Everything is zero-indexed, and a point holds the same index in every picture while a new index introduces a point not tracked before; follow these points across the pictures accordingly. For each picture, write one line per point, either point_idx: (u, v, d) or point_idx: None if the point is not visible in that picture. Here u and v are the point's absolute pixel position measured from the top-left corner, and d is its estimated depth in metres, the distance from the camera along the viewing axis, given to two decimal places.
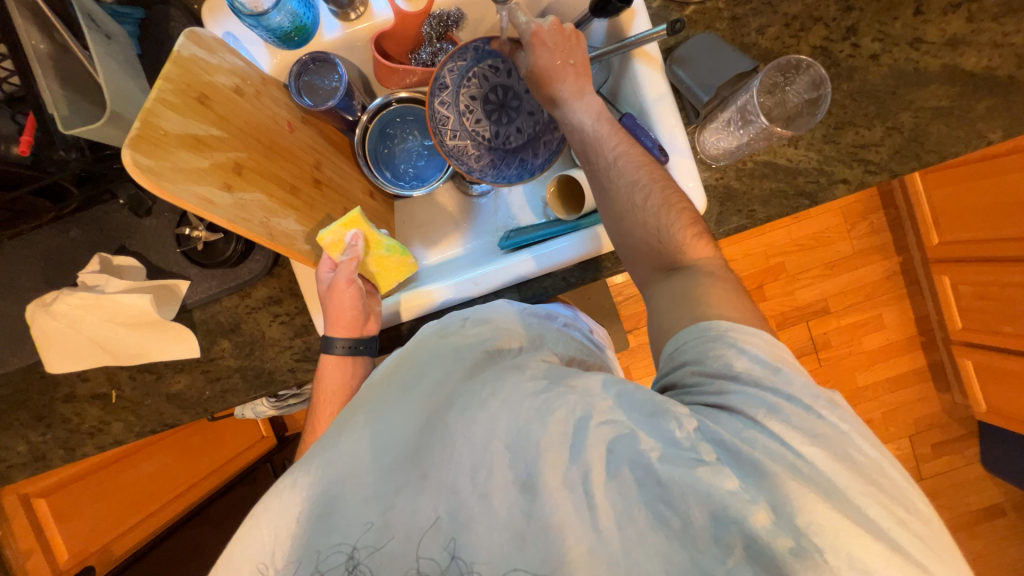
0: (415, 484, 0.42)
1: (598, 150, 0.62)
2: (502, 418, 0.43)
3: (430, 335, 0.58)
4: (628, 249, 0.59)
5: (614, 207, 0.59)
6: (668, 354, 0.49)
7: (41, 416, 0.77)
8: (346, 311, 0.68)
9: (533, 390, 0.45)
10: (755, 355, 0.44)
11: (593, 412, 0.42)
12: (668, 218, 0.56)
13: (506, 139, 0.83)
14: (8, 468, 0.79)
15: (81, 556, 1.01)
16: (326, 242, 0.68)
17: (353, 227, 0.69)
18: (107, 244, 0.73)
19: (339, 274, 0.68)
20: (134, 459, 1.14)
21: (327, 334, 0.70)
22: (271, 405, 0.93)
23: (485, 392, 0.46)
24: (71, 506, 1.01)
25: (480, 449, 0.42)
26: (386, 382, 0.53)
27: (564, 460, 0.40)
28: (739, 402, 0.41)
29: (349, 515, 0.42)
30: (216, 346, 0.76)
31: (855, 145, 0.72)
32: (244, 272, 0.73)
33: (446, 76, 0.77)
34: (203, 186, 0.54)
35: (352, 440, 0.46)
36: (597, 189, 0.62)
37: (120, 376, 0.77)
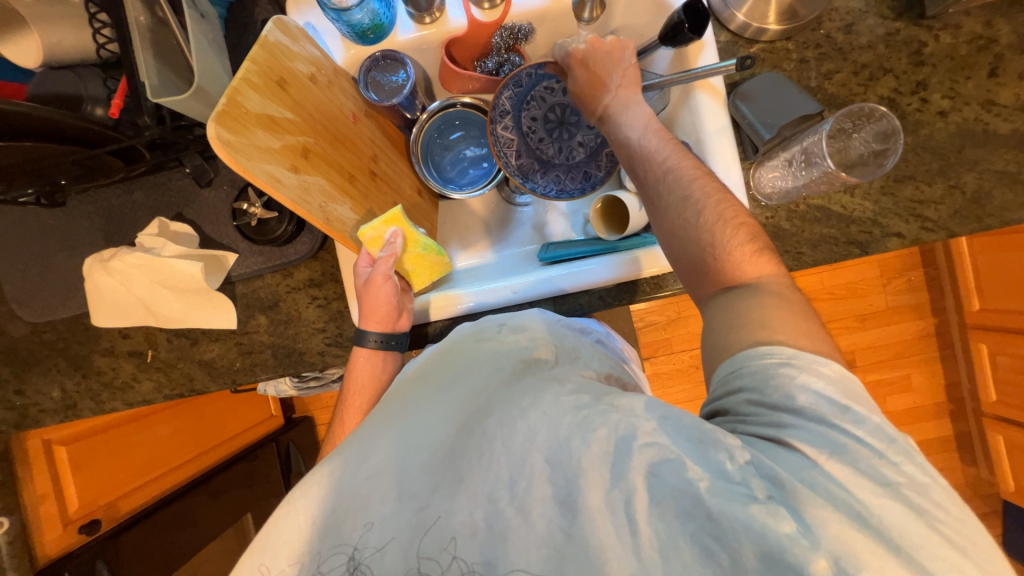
0: (450, 486, 0.42)
1: (649, 160, 0.61)
2: (541, 430, 0.43)
3: (467, 338, 0.59)
4: (685, 267, 0.59)
5: (664, 223, 0.59)
6: (723, 376, 0.48)
7: (79, 365, 0.80)
8: (381, 305, 0.69)
9: (575, 405, 0.45)
10: (822, 390, 0.43)
11: (637, 431, 0.41)
12: (724, 234, 0.55)
13: (571, 154, 0.82)
14: (39, 412, 0.81)
15: (88, 509, 1.01)
16: (367, 238, 0.69)
17: (393, 224, 0.70)
18: (167, 209, 0.76)
19: (377, 269, 0.69)
20: (147, 423, 1.16)
21: (361, 326, 0.71)
22: (293, 385, 0.95)
23: (525, 401, 0.46)
24: (86, 459, 1.02)
25: (518, 458, 0.43)
26: (427, 379, 0.54)
27: (606, 481, 0.40)
28: (800, 439, 0.41)
29: (382, 509, 0.42)
30: (253, 320, 0.78)
31: (913, 200, 0.71)
32: (290, 252, 0.75)
33: (504, 102, 0.80)
34: (274, 165, 0.56)
35: (384, 436, 0.47)
36: (645, 201, 0.62)
37: (157, 337, 0.79)
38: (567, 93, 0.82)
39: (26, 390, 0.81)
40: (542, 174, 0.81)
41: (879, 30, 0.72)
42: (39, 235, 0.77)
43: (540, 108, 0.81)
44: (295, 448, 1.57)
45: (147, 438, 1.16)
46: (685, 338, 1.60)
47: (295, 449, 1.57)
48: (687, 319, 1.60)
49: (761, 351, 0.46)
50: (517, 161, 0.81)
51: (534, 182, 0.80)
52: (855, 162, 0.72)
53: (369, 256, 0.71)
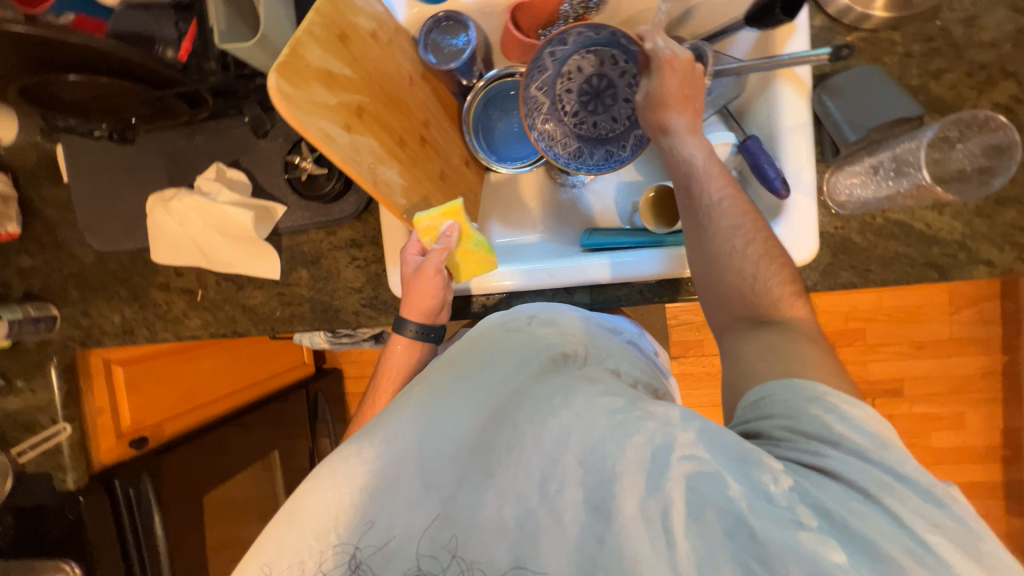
0: (480, 478, 0.43)
1: (703, 185, 0.58)
2: (575, 430, 0.43)
3: (495, 327, 0.58)
4: (715, 291, 0.57)
5: (709, 248, 0.57)
6: (752, 403, 0.47)
7: (137, 296, 0.86)
8: (427, 298, 0.69)
9: (609, 409, 0.44)
10: (861, 424, 0.41)
11: (674, 447, 0.40)
12: (766, 269, 0.56)
13: (579, 126, 0.79)
14: (102, 333, 0.88)
15: (138, 427, 1.09)
16: (423, 227, 0.68)
17: (451, 217, 0.68)
18: (224, 156, 0.78)
19: (429, 261, 0.68)
20: (194, 355, 1.25)
21: (402, 314, 0.71)
22: (327, 338, 0.98)
23: (556, 400, 0.46)
24: (138, 380, 1.10)
25: (550, 459, 0.43)
26: (451, 363, 0.53)
27: (642, 489, 0.39)
28: (844, 470, 0.39)
29: (412, 495, 0.43)
30: (295, 274, 0.80)
31: (1013, 226, 0.64)
32: (335, 210, 0.76)
33: (572, 34, 0.73)
34: (328, 122, 0.55)
35: (410, 420, 0.47)
36: (688, 224, 0.60)
37: (207, 278, 0.83)
38: (626, 76, 0.78)
39: (92, 312, 0.88)
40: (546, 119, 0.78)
41: (1009, 26, 0.63)
42: (111, 169, 0.82)
43: (591, 65, 0.77)
44: (323, 397, 1.68)
45: (193, 368, 1.25)
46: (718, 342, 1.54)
47: (322, 398, 1.67)
48: None
49: (795, 388, 0.45)
50: (532, 98, 0.77)
51: (533, 122, 0.77)
52: (957, 175, 0.64)
53: (420, 246, 0.70)
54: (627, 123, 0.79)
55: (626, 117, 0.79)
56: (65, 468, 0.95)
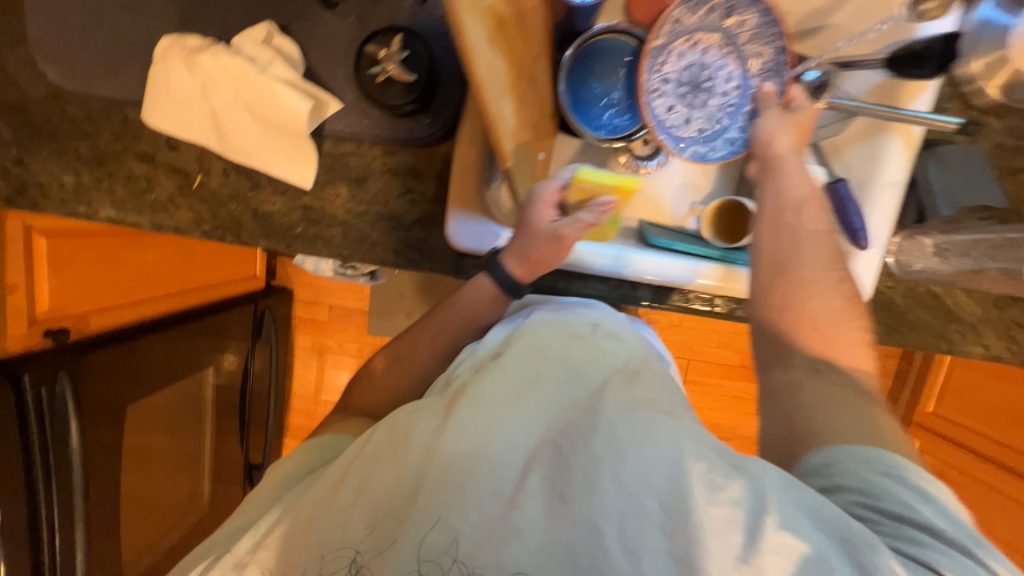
0: (553, 502, 0.44)
1: (800, 214, 0.55)
2: (654, 467, 0.43)
3: (560, 330, 0.61)
4: (783, 326, 0.54)
5: (794, 278, 0.54)
6: (814, 467, 0.46)
7: (104, 160, 0.66)
8: (538, 257, 0.61)
9: (695, 453, 0.44)
10: (941, 505, 0.42)
11: (767, 515, 0.39)
12: (850, 316, 0.53)
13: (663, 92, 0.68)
14: (40, 196, 0.67)
15: (58, 313, 0.88)
16: (582, 184, 0.59)
17: (616, 189, 0.59)
18: (271, 15, 0.62)
19: (565, 226, 0.59)
20: (134, 242, 1.04)
21: (499, 255, 0.64)
22: (333, 266, 0.86)
23: (638, 432, 0.46)
24: (66, 257, 0.89)
25: (626, 494, 0.42)
26: (518, 368, 0.55)
27: (735, 553, 0.38)
28: (945, 563, 0.39)
29: (476, 499, 0.45)
30: (331, 188, 0.67)
31: (1017, 320, 0.73)
32: (403, 128, 0.65)
33: (743, 15, 0.67)
34: (474, 28, 0.45)
35: (476, 425, 0.49)
36: (773, 244, 0.56)
37: (213, 164, 0.66)
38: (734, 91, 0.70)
39: (29, 163, 0.66)
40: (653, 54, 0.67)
41: None
42: None
43: (720, 55, 0.69)
44: (271, 315, 1.53)
45: (132, 257, 1.04)
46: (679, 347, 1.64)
47: (271, 315, 1.53)
48: (687, 331, 1.66)
49: (868, 450, 0.45)
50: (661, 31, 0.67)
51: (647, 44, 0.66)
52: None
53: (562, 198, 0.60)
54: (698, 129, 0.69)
55: (699, 126, 0.69)
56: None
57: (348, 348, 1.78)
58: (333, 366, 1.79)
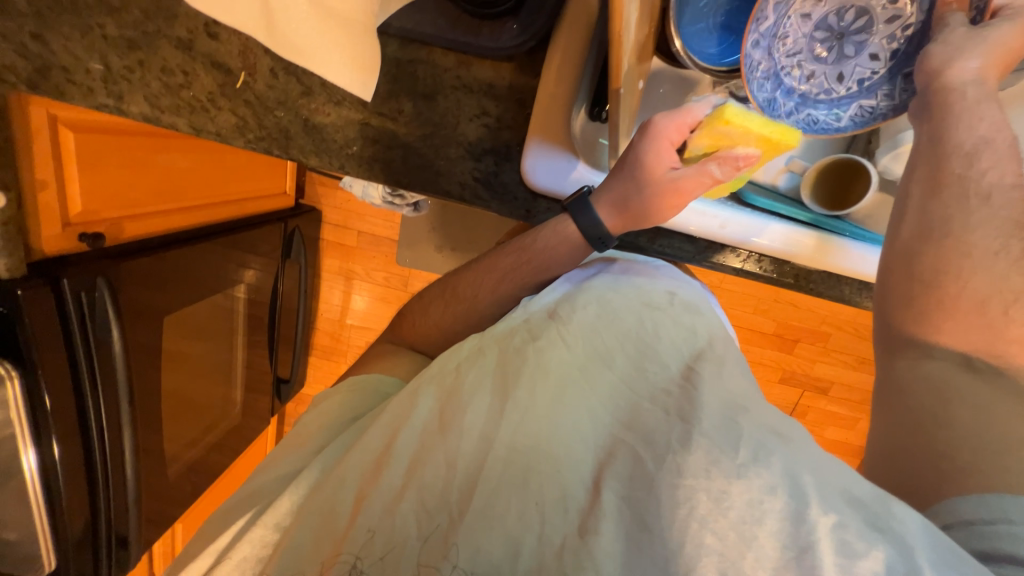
0: (635, 531, 0.38)
1: (976, 158, 0.44)
2: (759, 496, 0.37)
3: (637, 306, 0.55)
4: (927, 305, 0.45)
5: (954, 241, 0.44)
6: (970, 528, 0.38)
7: (135, 45, 0.57)
8: (645, 206, 0.55)
9: (807, 485, 0.38)
10: None
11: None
12: None
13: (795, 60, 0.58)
14: (63, 81, 0.58)
15: (92, 218, 0.83)
16: (722, 128, 0.48)
17: (763, 143, 0.49)
18: None
19: (688, 176, 0.52)
20: (166, 145, 0.96)
21: (594, 194, 0.57)
22: (383, 194, 0.79)
23: (739, 452, 0.39)
24: (94, 158, 0.81)
25: (729, 528, 0.36)
26: (590, 354, 0.50)
27: None
28: None
29: (543, 501, 0.41)
30: (394, 102, 0.58)
31: None
32: (484, 34, 0.54)
33: None
34: None
35: (545, 418, 0.44)
36: (934, 198, 0.45)
37: (259, 60, 0.57)
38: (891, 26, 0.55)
39: (49, 41, 0.57)
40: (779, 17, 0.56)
41: None
42: None
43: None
44: (299, 236, 1.48)
45: (163, 163, 0.97)
46: None
47: (299, 237, 1.48)
48: (725, 295, 1.59)
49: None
50: None
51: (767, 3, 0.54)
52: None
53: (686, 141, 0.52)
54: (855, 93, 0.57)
55: (856, 80, 0.57)
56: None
57: (375, 277, 1.75)
58: (359, 293, 1.77)
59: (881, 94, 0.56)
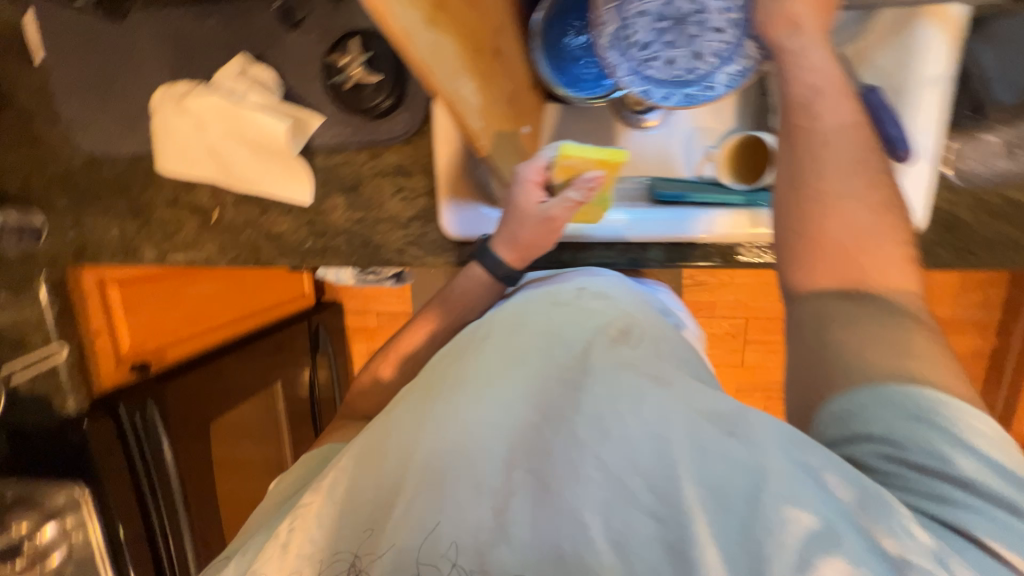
0: (539, 494, 0.41)
1: (811, 109, 0.49)
2: (640, 442, 0.42)
3: (542, 300, 0.60)
4: (804, 248, 0.50)
5: (811, 187, 0.49)
6: (835, 415, 0.43)
7: (139, 211, 0.74)
8: (531, 240, 0.62)
9: (683, 420, 0.42)
10: (986, 456, 0.38)
11: (768, 486, 0.37)
12: (881, 235, 0.47)
13: (648, 57, 0.59)
14: (98, 252, 0.77)
15: (138, 351, 1.01)
16: (567, 162, 0.56)
17: (602, 166, 0.57)
18: (246, 48, 0.65)
19: (552, 208, 0.58)
20: (193, 278, 1.15)
21: (490, 244, 0.65)
22: (354, 275, 0.89)
23: (621, 404, 0.44)
24: (136, 303, 0.99)
25: (613, 475, 0.41)
26: (498, 346, 0.53)
27: (728, 530, 0.37)
28: (974, 526, 0.35)
29: (459, 495, 0.42)
30: (330, 201, 0.70)
31: None
32: (382, 130, 0.66)
33: None
34: (410, 11, 0.43)
35: (459, 414, 0.46)
36: (786, 155, 0.51)
37: (225, 197, 0.72)
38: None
39: (85, 225, 0.76)
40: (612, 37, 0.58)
41: None
42: (101, 52, 0.67)
43: None
44: (325, 330, 1.56)
45: (192, 294, 1.15)
46: (730, 305, 1.52)
47: (324, 331, 1.55)
48: (740, 288, 1.51)
49: (900, 371, 0.42)
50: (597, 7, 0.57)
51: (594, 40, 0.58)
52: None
53: (545, 177, 0.58)
54: (718, 58, 0.58)
55: (714, 52, 0.58)
56: (64, 389, 0.89)
57: None
58: None
59: (745, 54, 0.57)
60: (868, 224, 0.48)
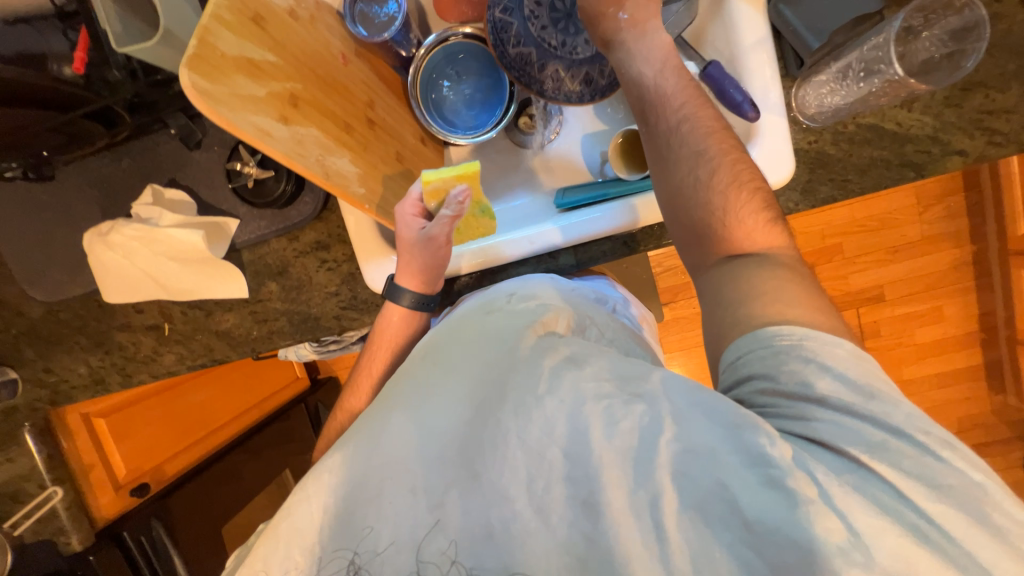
0: (468, 481, 0.43)
1: (651, 113, 0.56)
2: (559, 421, 0.42)
3: (475, 310, 0.59)
4: (688, 233, 0.54)
5: (673, 177, 0.54)
6: (728, 363, 0.46)
7: (99, 342, 0.80)
8: (430, 266, 0.63)
9: (597, 392, 0.43)
10: (843, 374, 0.40)
11: (662, 431, 0.39)
12: (735, 200, 0.51)
13: (573, 50, 0.72)
14: (71, 389, 0.82)
15: (136, 474, 1.05)
16: (431, 187, 0.61)
17: (464, 180, 0.61)
18: (158, 175, 0.72)
19: (434, 229, 0.60)
20: (183, 390, 1.18)
21: (397, 282, 0.65)
22: (313, 349, 0.93)
23: (541, 389, 0.44)
24: (127, 427, 1.05)
25: (536, 454, 0.42)
26: (432, 356, 0.54)
27: (629, 483, 0.39)
28: (829, 434, 0.38)
29: (399, 499, 0.44)
30: (264, 288, 0.75)
31: (982, 110, 0.63)
32: (293, 213, 0.72)
33: None
34: (260, 116, 0.50)
35: (397, 427, 0.47)
36: (651, 153, 0.56)
37: (172, 310, 0.78)
38: None
39: (54, 367, 0.81)
40: (536, 64, 0.72)
41: None
42: (34, 213, 0.74)
43: None
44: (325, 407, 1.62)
45: (182, 405, 1.17)
46: None
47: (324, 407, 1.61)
48: None
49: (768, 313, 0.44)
50: (514, 52, 0.72)
51: (523, 75, 0.72)
52: (931, 64, 0.62)
53: (422, 206, 0.63)
54: None
55: None
56: (67, 530, 0.90)
57: None
58: None
59: None
60: (724, 200, 0.52)
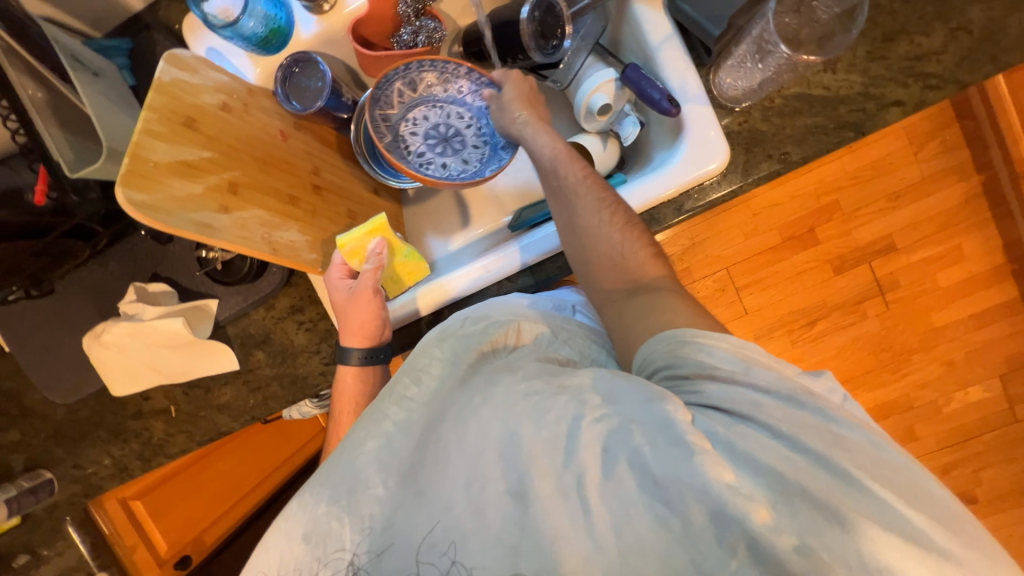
0: (413, 499, 0.43)
1: (558, 171, 0.60)
2: (493, 424, 0.44)
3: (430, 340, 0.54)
4: (591, 270, 0.58)
5: (579, 228, 0.58)
6: (639, 365, 0.49)
7: (117, 432, 0.85)
8: (368, 320, 0.67)
9: (525, 392, 0.45)
10: (726, 354, 0.43)
11: (583, 417, 0.42)
12: (630, 237, 0.57)
13: (423, 163, 0.79)
14: (100, 479, 0.87)
15: (178, 547, 1.17)
16: (348, 248, 0.67)
17: (377, 234, 0.67)
18: (141, 272, 0.79)
19: (362, 283, 0.65)
20: (210, 461, 1.22)
21: (343, 343, 0.68)
22: (314, 405, 0.96)
23: (477, 398, 0.47)
24: (161, 505, 1.14)
25: (473, 459, 0.43)
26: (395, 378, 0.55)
27: (556, 466, 0.40)
28: (719, 400, 0.41)
29: (356, 520, 0.44)
30: (252, 357, 0.79)
31: (910, 57, 0.62)
32: (264, 284, 0.76)
33: (421, 78, 0.77)
34: (200, 212, 0.55)
35: (361, 443, 0.47)
36: (560, 214, 0.60)
37: (175, 393, 0.83)
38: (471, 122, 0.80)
39: (82, 463, 0.86)
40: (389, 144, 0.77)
41: None
42: (39, 325, 0.81)
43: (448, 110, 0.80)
44: None
45: (211, 474, 1.23)
46: (705, 262, 1.42)
47: None
48: (705, 242, 1.42)
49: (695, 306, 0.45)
50: (379, 126, 0.76)
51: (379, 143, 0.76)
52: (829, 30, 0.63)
53: (349, 267, 0.68)
54: (476, 165, 0.79)
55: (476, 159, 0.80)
56: None
57: None
58: None
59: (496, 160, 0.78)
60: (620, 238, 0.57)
